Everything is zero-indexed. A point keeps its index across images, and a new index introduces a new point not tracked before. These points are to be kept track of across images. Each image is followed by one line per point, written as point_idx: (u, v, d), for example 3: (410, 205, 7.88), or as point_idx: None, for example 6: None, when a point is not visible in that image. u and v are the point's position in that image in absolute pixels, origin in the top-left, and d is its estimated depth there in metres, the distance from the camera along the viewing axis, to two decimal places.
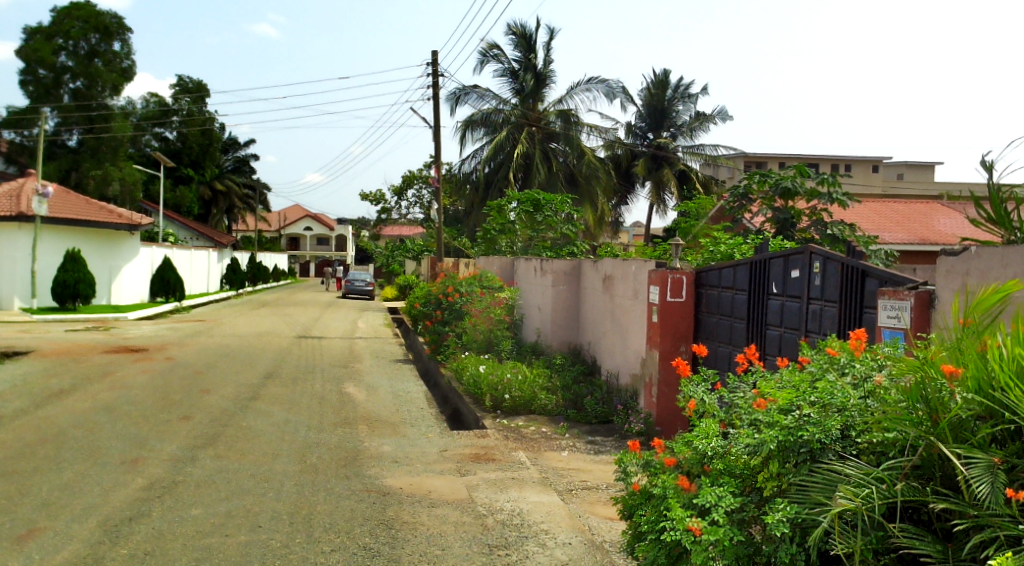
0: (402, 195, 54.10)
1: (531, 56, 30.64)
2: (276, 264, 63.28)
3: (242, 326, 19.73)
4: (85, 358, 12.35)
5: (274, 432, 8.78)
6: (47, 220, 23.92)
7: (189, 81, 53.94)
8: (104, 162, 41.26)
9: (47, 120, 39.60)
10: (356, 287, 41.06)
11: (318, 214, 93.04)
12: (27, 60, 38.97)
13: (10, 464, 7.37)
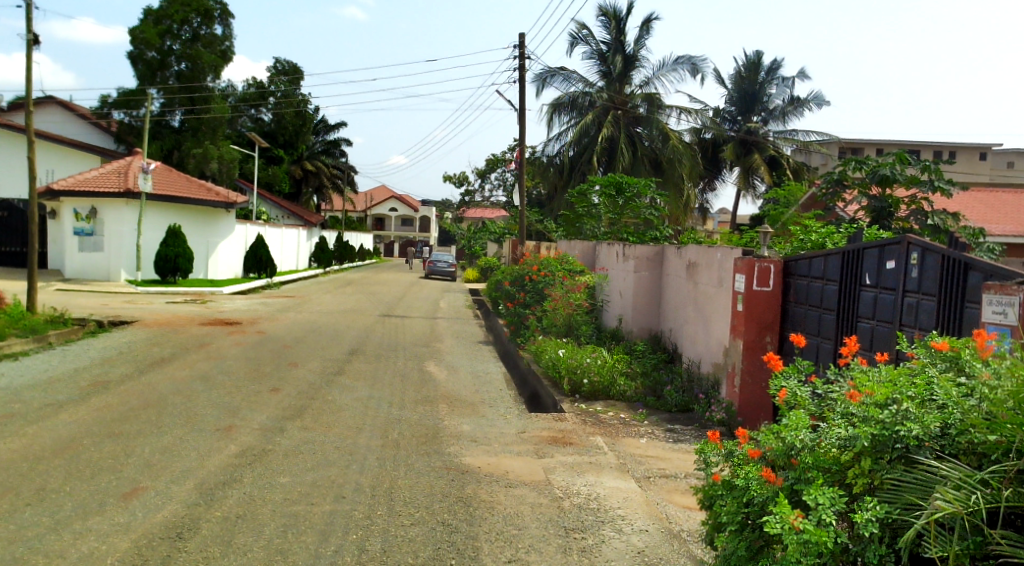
0: (484, 178, 54.50)
1: (621, 38, 30.34)
2: (361, 243, 64.95)
3: (330, 303, 20.29)
4: (184, 329, 12.97)
5: (357, 406, 9.03)
6: (152, 197, 25.17)
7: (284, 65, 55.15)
8: (204, 140, 43.69)
9: (153, 101, 41.58)
10: (439, 268, 41.67)
11: (402, 195, 94.46)
12: (136, 42, 40.44)
13: (116, 425, 7.82)
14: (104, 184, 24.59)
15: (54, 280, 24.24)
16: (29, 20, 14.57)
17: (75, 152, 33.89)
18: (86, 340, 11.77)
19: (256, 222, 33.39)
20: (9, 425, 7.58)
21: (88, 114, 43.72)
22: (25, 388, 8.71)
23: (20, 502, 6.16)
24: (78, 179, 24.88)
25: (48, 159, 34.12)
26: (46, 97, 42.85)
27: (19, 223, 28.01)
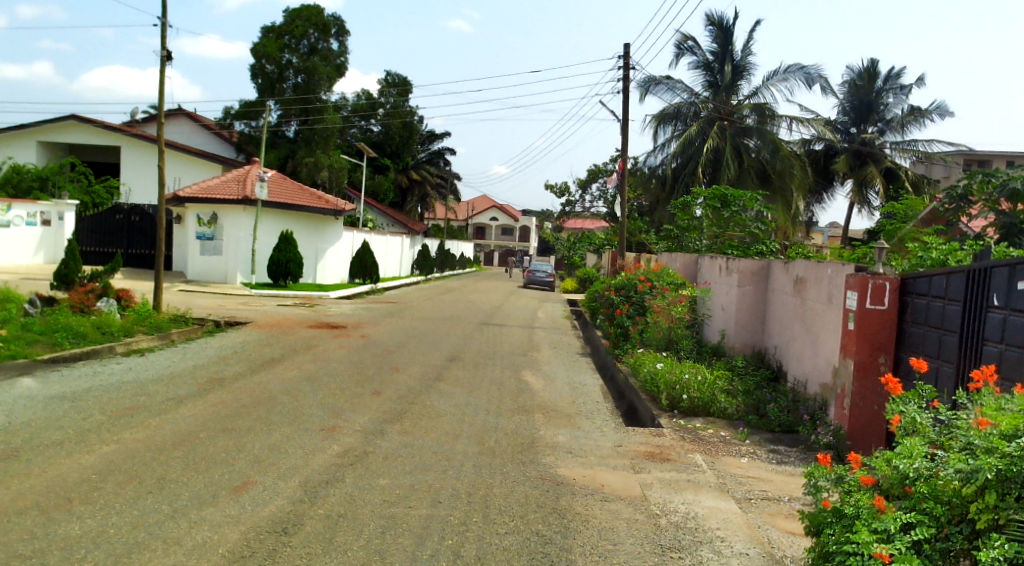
0: (585, 188, 54.70)
1: (728, 48, 29.92)
2: (462, 251, 66.10)
3: (431, 310, 20.71)
4: (294, 331, 13.53)
5: (455, 412, 9.16)
6: (267, 204, 26.44)
7: (393, 77, 56.80)
8: (316, 150, 45.07)
9: (272, 112, 43.64)
10: (538, 278, 41.89)
11: (504, 205, 95.57)
12: (259, 56, 42.73)
13: (229, 421, 8.21)
14: (225, 192, 26.03)
15: (177, 281, 25.82)
16: (163, 38, 15.60)
17: (198, 160, 36.05)
18: (204, 339, 12.45)
19: (361, 229, 34.54)
20: (135, 416, 8.10)
21: (212, 126, 47.03)
22: (150, 382, 9.28)
23: (142, 489, 6.56)
24: (202, 186, 26.39)
25: (175, 167, 36.44)
26: (176, 109, 46.25)
27: (148, 227, 29.76)
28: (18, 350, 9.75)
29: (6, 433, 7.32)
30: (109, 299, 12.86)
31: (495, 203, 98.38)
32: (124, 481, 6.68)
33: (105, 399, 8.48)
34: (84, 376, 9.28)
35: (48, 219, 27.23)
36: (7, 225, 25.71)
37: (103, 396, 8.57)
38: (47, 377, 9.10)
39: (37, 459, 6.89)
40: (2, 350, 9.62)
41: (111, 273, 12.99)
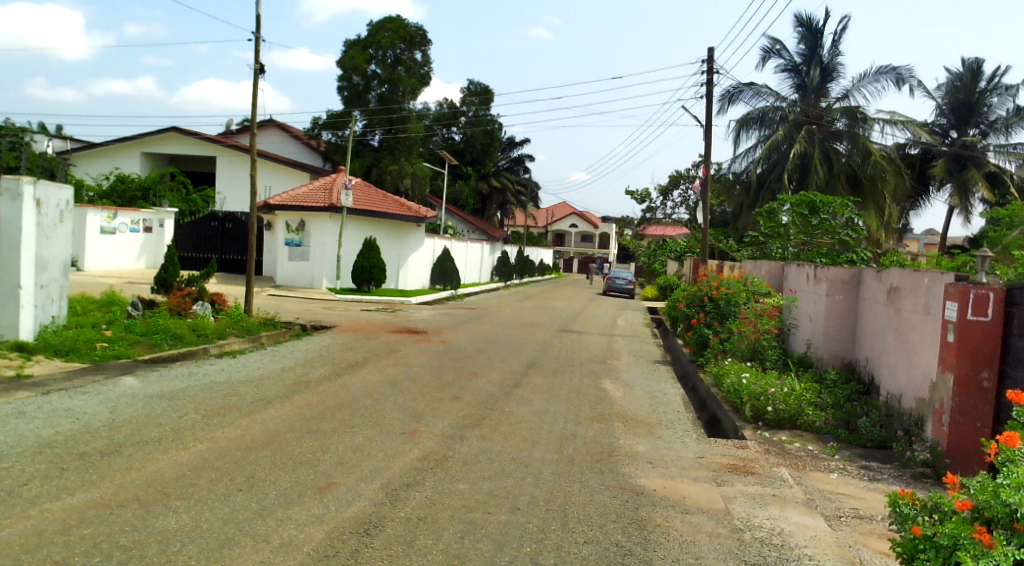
0: (666, 195, 54.07)
1: (818, 50, 28.98)
2: (541, 258, 66.26)
3: (510, 316, 20.80)
4: (376, 335, 13.82)
5: (534, 419, 9.14)
6: (353, 212, 27.17)
7: (477, 86, 57.66)
8: (400, 158, 46.20)
9: (357, 122, 45.15)
10: (618, 284, 41.58)
11: (584, 212, 95.40)
12: (346, 68, 44.41)
13: (313, 423, 8.43)
14: (312, 200, 26.92)
15: (267, 286, 26.79)
16: (257, 51, 16.21)
17: (288, 169, 37.38)
18: (291, 342, 12.85)
19: (443, 236, 35.05)
20: (226, 415, 8.41)
21: (302, 136, 48.45)
22: (240, 383, 9.63)
23: (232, 486, 6.80)
24: (290, 195, 27.43)
25: (267, 176, 37.88)
26: (267, 120, 47.83)
27: (240, 234, 31.00)
28: (122, 350, 10.47)
29: (109, 429, 7.72)
30: (203, 302, 13.44)
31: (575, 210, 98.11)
32: (216, 478, 6.94)
33: (199, 399, 8.84)
34: (180, 376, 9.71)
35: (150, 225, 28.76)
36: (114, 232, 27.17)
37: (198, 396, 8.96)
38: (146, 377, 9.57)
39: (137, 454, 7.24)
40: (108, 350, 10.37)
41: (206, 278, 13.56)
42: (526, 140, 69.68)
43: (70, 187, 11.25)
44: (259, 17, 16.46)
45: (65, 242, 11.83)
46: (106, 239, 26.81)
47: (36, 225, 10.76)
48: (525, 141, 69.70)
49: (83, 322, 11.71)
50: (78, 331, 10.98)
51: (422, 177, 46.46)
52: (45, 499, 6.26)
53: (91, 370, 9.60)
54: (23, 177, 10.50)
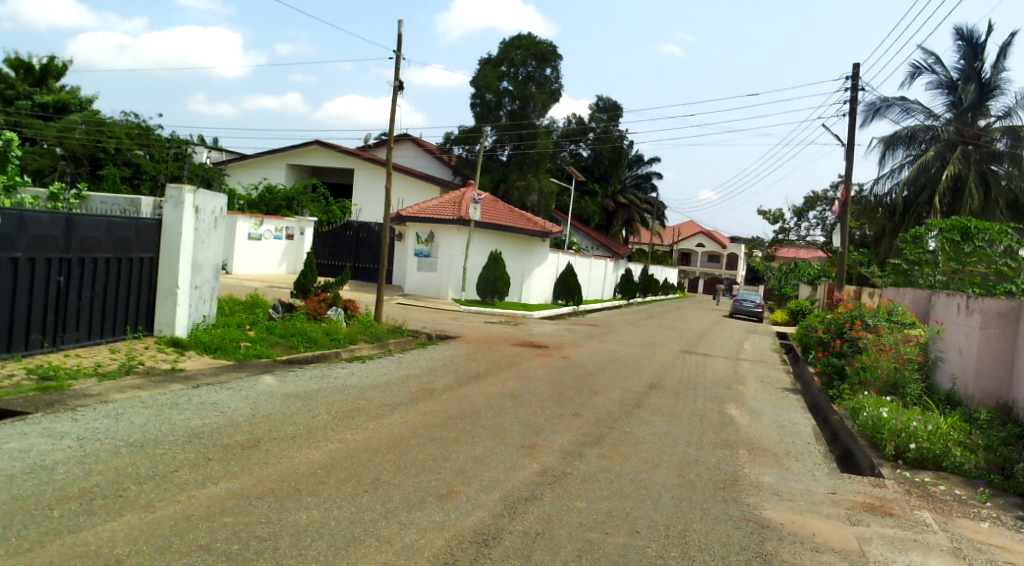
0: (801, 216, 52.18)
1: (976, 65, 26.87)
2: (666, 276, 65.33)
3: (634, 335, 20.59)
4: (499, 348, 14.02)
5: (655, 441, 8.98)
6: (481, 226, 27.76)
7: (605, 102, 57.61)
8: (528, 174, 46.71)
9: (488, 138, 46.35)
10: (745, 307, 40.37)
11: (712, 231, 93.33)
12: (479, 85, 45.35)
13: (436, 430, 8.62)
14: (442, 213, 27.75)
15: (396, 294, 27.79)
16: (397, 69, 16.91)
17: (419, 182, 38.72)
18: (417, 350, 13.24)
19: (567, 252, 35.24)
20: (356, 418, 8.74)
21: (434, 150, 49.98)
22: (369, 387, 9.99)
23: (360, 487, 7.04)
24: (422, 208, 28.39)
25: (400, 188, 39.37)
26: (402, 134, 49.75)
27: (374, 243, 32.23)
28: (263, 350, 11.09)
29: (249, 423, 8.18)
30: (337, 308, 14.09)
31: (704, 228, 95.97)
32: (345, 478, 7.21)
33: (331, 400, 9.24)
34: (314, 378, 10.19)
35: (292, 233, 30.72)
36: (260, 238, 28.94)
37: (330, 397, 9.36)
38: (284, 376, 10.09)
39: (275, 449, 7.63)
40: (251, 349, 11.01)
41: (341, 284, 14.21)
42: (655, 158, 69.23)
43: (225, 195, 12.09)
44: (400, 35, 17.17)
45: (218, 246, 12.74)
46: (253, 245, 28.56)
47: (194, 230, 11.64)
48: (654, 158, 69.24)
49: (230, 322, 12.52)
50: (226, 330, 11.77)
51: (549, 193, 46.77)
52: (193, 486, 6.69)
53: (236, 367, 10.22)
54: (185, 185, 11.38)
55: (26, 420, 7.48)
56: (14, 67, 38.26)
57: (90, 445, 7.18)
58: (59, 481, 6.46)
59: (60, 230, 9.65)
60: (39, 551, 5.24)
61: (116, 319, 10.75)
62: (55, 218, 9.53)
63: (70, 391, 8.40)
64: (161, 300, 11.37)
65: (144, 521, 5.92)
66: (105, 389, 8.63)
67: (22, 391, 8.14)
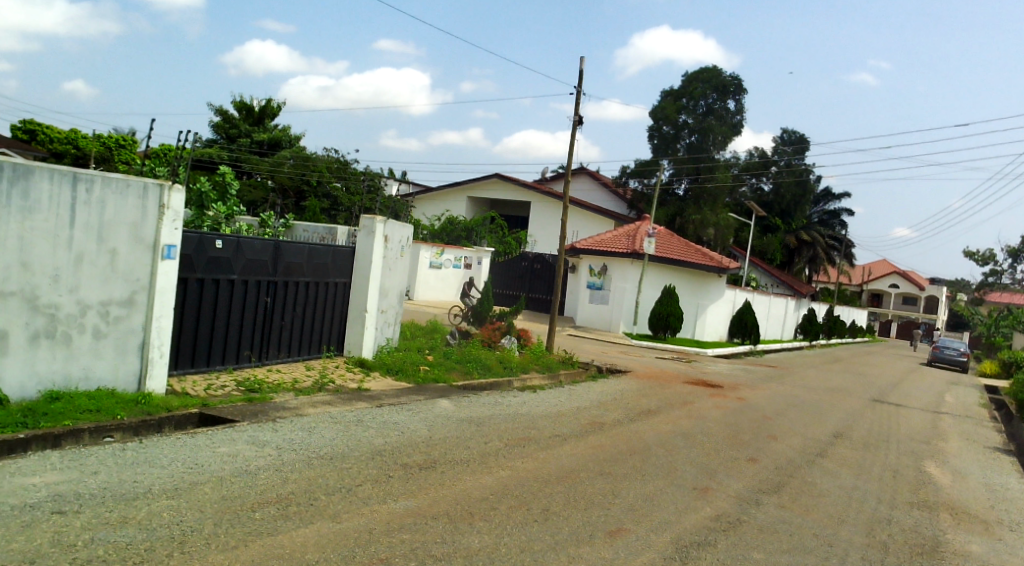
0: (1015, 257, 47.11)
1: None
2: (853, 318, 61.26)
3: (818, 379, 19.37)
4: (671, 385, 13.73)
5: (841, 494, 8.39)
6: (656, 259, 27.56)
7: (792, 135, 56.75)
8: (705, 208, 45.79)
9: (665, 171, 46.46)
10: (946, 355, 36.92)
11: (907, 271, 86.62)
12: (658, 118, 46.25)
13: (607, 464, 8.55)
14: (617, 245, 27.91)
15: (567, 325, 28.09)
16: (578, 103, 17.20)
17: (597, 217, 39.10)
18: (587, 383, 13.24)
19: (744, 289, 34.11)
20: (527, 446, 8.85)
21: (610, 184, 50.18)
22: (541, 417, 10.11)
23: (530, 516, 7.09)
24: (597, 241, 28.72)
25: (576, 221, 39.91)
26: (579, 168, 50.47)
27: (548, 275, 32.47)
28: (440, 375, 11.54)
29: (427, 445, 8.52)
30: (510, 336, 14.49)
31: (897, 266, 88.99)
32: (515, 505, 7.29)
33: (505, 427, 9.44)
34: (487, 404, 10.46)
35: (470, 263, 31.94)
36: (440, 267, 30.62)
37: (503, 425, 9.55)
38: (460, 401, 10.43)
39: (450, 472, 7.88)
40: (429, 373, 11.50)
41: (516, 314, 14.60)
42: (846, 195, 65.60)
43: (412, 225, 12.80)
44: (580, 71, 17.47)
45: (403, 273, 13.53)
46: (434, 272, 30.24)
47: (383, 257, 12.39)
48: (845, 195, 65.62)
49: (411, 345, 13.19)
50: (408, 354, 12.42)
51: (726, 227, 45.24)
52: (375, 501, 7.03)
53: (416, 389, 10.70)
54: (377, 216, 12.14)
55: (235, 427, 8.25)
56: (238, 109, 42.87)
57: (287, 454, 7.77)
58: (261, 486, 7.02)
59: (269, 256, 10.65)
60: (244, 550, 5.68)
61: (313, 339, 11.67)
62: (265, 244, 10.51)
63: (272, 402, 9.18)
64: (352, 323, 12.19)
65: (334, 530, 6.31)
66: (301, 402, 9.33)
67: (233, 400, 9.01)
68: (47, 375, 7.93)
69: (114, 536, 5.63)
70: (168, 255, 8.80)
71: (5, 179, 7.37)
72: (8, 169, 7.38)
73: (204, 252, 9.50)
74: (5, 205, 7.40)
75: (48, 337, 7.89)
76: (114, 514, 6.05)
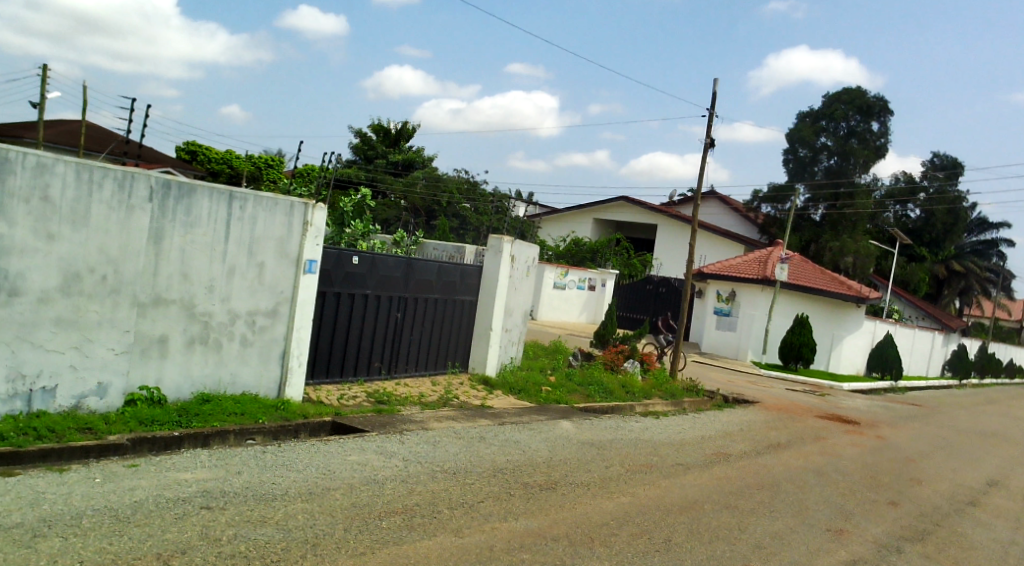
0: None
1: None
2: (1011, 357, 56.29)
3: (967, 421, 17.93)
4: (803, 419, 13.14)
5: (995, 548, 7.71)
6: (788, 287, 26.66)
7: (943, 160, 53.50)
8: (843, 235, 43.48)
9: (801, 196, 44.96)
10: None
11: None
12: (794, 140, 45.36)
13: (732, 498, 8.25)
14: (747, 271, 27.23)
15: (692, 352, 27.54)
16: (709, 126, 16.91)
17: (726, 241, 38.35)
18: (713, 412, 12.88)
19: (884, 320, 32.31)
20: (649, 474, 8.70)
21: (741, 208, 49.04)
22: (663, 444, 9.92)
23: (652, 546, 6.88)
24: (726, 266, 28.09)
25: (704, 246, 39.34)
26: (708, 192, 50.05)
27: (674, 298, 31.69)
28: (562, 396, 11.58)
29: (548, 466, 8.53)
30: (634, 360, 14.38)
31: None
32: (636, 534, 7.11)
33: (626, 452, 9.34)
34: (609, 428, 10.38)
35: (594, 284, 32.23)
36: (564, 288, 30.90)
37: (624, 450, 9.45)
38: (581, 424, 10.41)
39: (571, 495, 7.82)
40: (551, 394, 11.56)
41: (640, 337, 14.53)
42: (1005, 223, 60.66)
43: (538, 245, 12.96)
44: (713, 94, 17.18)
45: (527, 293, 13.74)
46: (557, 292, 30.44)
47: (509, 277, 12.63)
48: (1004, 223, 60.71)
49: (533, 365, 13.33)
50: (530, 374, 12.55)
51: (867, 255, 42.86)
52: (496, 518, 7.07)
53: (538, 410, 10.76)
54: (504, 236, 12.37)
55: (365, 437, 8.58)
56: (376, 131, 45.24)
57: (413, 466, 7.99)
58: (389, 496, 7.24)
59: (401, 272, 11.02)
60: (371, 557, 5.85)
61: (439, 355, 11.99)
62: (398, 261, 10.90)
63: (399, 414, 9.49)
64: (477, 340, 12.44)
65: (456, 545, 6.37)
66: (426, 416, 9.59)
67: (364, 411, 9.38)
68: (199, 378, 8.59)
69: (255, 533, 5.95)
70: (310, 269, 9.37)
71: (173, 196, 8.04)
72: (175, 188, 8.05)
73: (341, 267, 10.02)
74: (171, 220, 8.07)
75: (203, 342, 8.54)
76: (254, 512, 6.40)
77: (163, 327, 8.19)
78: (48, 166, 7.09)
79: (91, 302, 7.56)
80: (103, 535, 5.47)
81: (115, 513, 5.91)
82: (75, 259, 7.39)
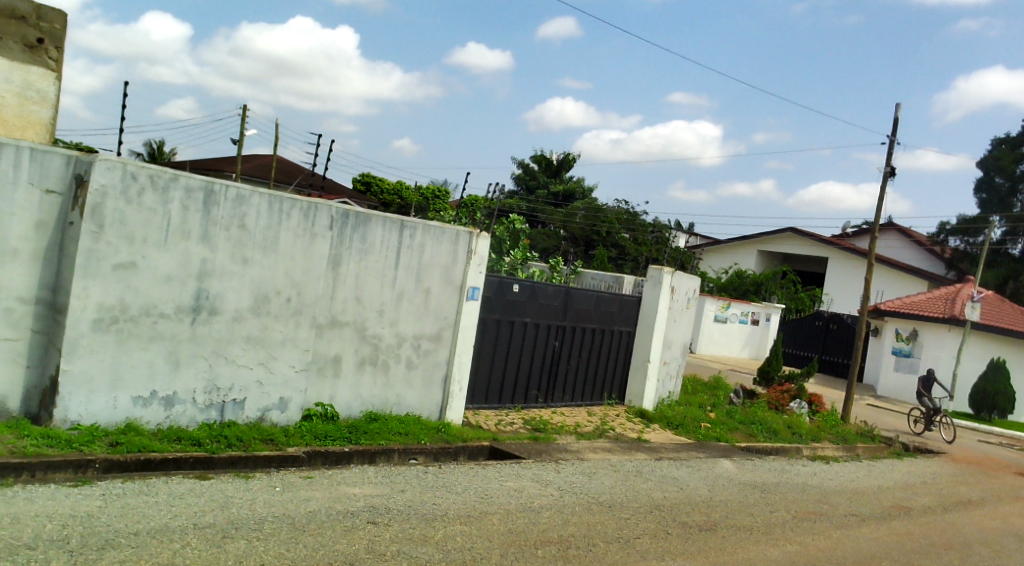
0: None
1: None
2: None
3: None
4: (1000, 475, 11.85)
5: None
6: (979, 326, 24.26)
7: None
8: None
9: (996, 229, 41.08)
10: None
11: None
12: (988, 169, 42.15)
13: (914, 555, 7.53)
14: (931, 309, 25.21)
15: (868, 394, 25.80)
16: (890, 153, 15.90)
17: (905, 276, 35.86)
18: (892, 461, 11.92)
19: None
20: (818, 522, 8.15)
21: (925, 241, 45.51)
22: (834, 492, 9.30)
23: None
24: (906, 303, 26.25)
25: (881, 280, 36.94)
26: (887, 223, 46.85)
27: (845, 336, 29.55)
28: (722, 434, 11.17)
29: (708, 506, 8.21)
30: (801, 401, 13.71)
31: None
32: None
33: (793, 497, 8.85)
34: (774, 471, 9.89)
35: (757, 319, 31.28)
36: (725, 320, 30.26)
37: (792, 495, 8.95)
38: (743, 463, 10.01)
39: (733, 539, 7.41)
40: (711, 431, 11.18)
41: (808, 377, 13.84)
42: None
43: (699, 277, 12.69)
44: (895, 119, 16.16)
45: (686, 326, 13.50)
46: (718, 326, 29.96)
47: (668, 309, 12.44)
48: None
49: (693, 401, 13.01)
50: (689, 409, 12.25)
51: None
52: (653, 557, 6.75)
53: (697, 446, 10.45)
54: (665, 268, 12.21)
55: (522, 464, 8.69)
56: (539, 162, 46.01)
57: (570, 497, 7.96)
58: (545, 524, 7.23)
59: (559, 301, 11.12)
60: None
61: (596, 386, 11.97)
62: (557, 289, 11.03)
63: (556, 443, 9.53)
64: (634, 373, 12.32)
65: None
66: (583, 447, 9.56)
67: (520, 437, 9.52)
68: (368, 398, 9.05)
69: (416, 552, 6.12)
70: (473, 296, 9.69)
71: (351, 225, 8.60)
72: (352, 217, 8.59)
73: (503, 294, 10.28)
74: (348, 248, 8.61)
75: (373, 364, 9.00)
76: (417, 531, 6.60)
77: (337, 347, 8.70)
78: (245, 197, 7.79)
79: (277, 322, 8.19)
80: (282, 541, 5.83)
81: (292, 521, 6.30)
82: (265, 283, 8.05)
